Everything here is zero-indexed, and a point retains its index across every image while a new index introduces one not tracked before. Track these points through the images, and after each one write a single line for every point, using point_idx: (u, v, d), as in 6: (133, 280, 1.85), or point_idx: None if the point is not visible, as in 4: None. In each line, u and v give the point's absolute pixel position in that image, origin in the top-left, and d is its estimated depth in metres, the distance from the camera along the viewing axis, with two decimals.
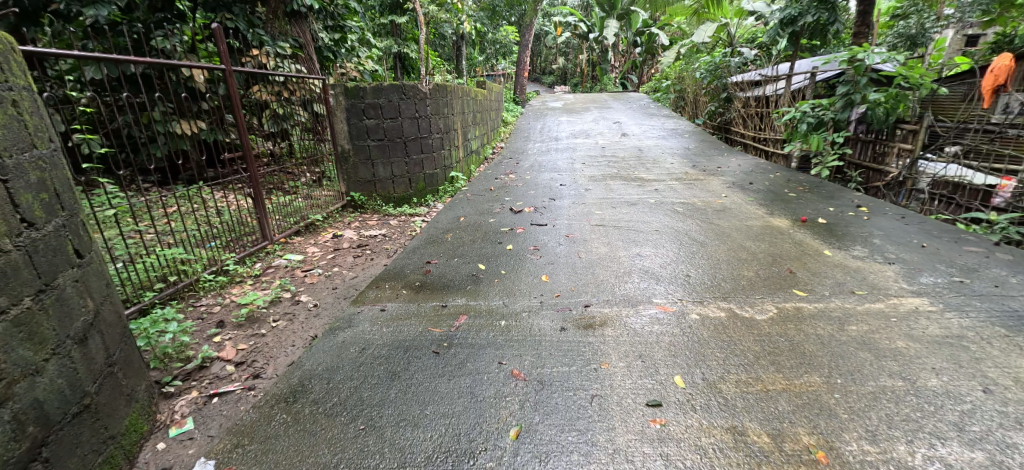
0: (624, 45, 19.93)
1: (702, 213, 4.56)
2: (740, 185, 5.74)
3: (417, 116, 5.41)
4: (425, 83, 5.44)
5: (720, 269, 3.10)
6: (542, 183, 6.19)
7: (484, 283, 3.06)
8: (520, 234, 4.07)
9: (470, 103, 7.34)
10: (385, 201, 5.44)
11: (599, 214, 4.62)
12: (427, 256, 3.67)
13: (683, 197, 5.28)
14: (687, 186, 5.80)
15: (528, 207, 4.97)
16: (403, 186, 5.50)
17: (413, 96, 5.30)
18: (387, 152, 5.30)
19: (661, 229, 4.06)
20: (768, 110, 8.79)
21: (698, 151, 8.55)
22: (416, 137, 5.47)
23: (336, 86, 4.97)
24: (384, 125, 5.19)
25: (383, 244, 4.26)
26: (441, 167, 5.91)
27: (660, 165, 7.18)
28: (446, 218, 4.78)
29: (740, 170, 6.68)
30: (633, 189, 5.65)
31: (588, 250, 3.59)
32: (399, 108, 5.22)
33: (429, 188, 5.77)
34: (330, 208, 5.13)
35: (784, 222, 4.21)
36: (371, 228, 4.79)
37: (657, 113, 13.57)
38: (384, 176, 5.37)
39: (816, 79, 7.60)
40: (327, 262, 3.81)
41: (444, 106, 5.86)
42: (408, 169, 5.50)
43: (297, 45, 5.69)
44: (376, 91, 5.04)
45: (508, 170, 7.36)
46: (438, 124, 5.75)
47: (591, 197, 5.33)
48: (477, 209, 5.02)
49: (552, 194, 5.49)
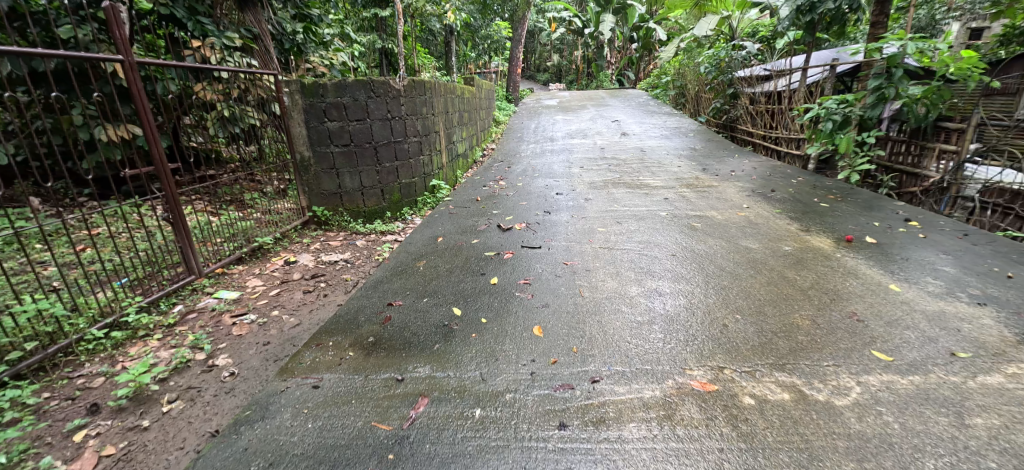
0: (621, 40, 19.18)
1: (722, 229, 3.86)
2: (759, 192, 5.05)
3: (391, 118, 4.67)
4: (401, 79, 4.73)
5: (765, 315, 2.39)
6: (536, 192, 5.45)
7: (456, 340, 2.32)
8: (508, 261, 3.34)
9: (455, 102, 6.58)
10: (353, 216, 4.70)
11: (603, 231, 3.89)
12: (390, 294, 2.92)
13: (697, 208, 4.57)
14: (700, 194, 5.10)
15: (519, 223, 4.24)
16: (374, 198, 4.76)
17: (384, 95, 4.56)
18: (354, 160, 4.56)
19: (679, 253, 3.35)
20: (780, 107, 8.09)
21: (707, 152, 7.83)
22: (390, 142, 4.73)
23: (291, 84, 4.23)
24: (350, 129, 4.44)
25: (342, 274, 3.53)
26: (421, 175, 5.17)
27: (666, 169, 6.46)
28: (421, 238, 4.04)
29: (756, 174, 5.97)
30: (640, 199, 4.92)
31: (591, 285, 2.86)
32: (368, 109, 4.48)
33: (405, 199, 5.02)
34: (287, 226, 4.39)
35: (826, 242, 3.51)
36: (333, 251, 4.06)
37: (657, 110, 12.83)
38: (352, 188, 4.63)
39: (836, 72, 6.91)
40: (268, 301, 3.08)
41: (424, 105, 5.13)
42: (380, 179, 4.75)
43: (251, 36, 4.96)
44: (339, 88, 4.31)
45: (498, 176, 6.60)
46: (416, 125, 5.00)
47: (592, 209, 4.60)
48: (459, 226, 4.28)
49: (548, 206, 4.76)
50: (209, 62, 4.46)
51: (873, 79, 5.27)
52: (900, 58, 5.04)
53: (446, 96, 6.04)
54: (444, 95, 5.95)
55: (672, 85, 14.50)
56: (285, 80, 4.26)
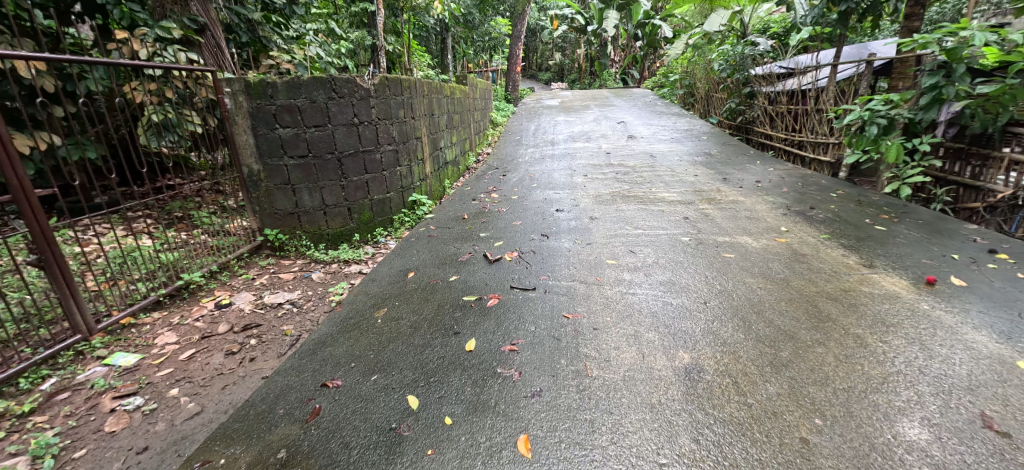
0: (625, 38, 18.31)
1: (762, 262, 3.09)
2: (796, 209, 4.28)
3: (358, 122, 3.89)
4: (371, 77, 3.96)
5: (859, 423, 1.64)
6: (533, 208, 4.67)
7: (402, 464, 1.60)
8: (491, 311, 2.58)
9: (441, 104, 5.80)
10: (314, 240, 3.95)
11: (613, 266, 3.12)
12: (328, 366, 2.16)
13: (725, 230, 3.80)
14: (725, 211, 4.32)
15: (509, 252, 3.47)
16: (339, 218, 4.00)
17: (349, 96, 3.79)
18: (314, 174, 3.80)
19: (713, 297, 2.60)
20: (806, 107, 7.28)
21: (724, 159, 7.04)
22: (358, 152, 3.96)
23: (232, 83, 3.49)
24: (307, 137, 3.68)
25: (282, 325, 2.78)
26: (397, 189, 4.40)
27: (682, 179, 5.68)
28: (388, 272, 3.28)
29: (787, 185, 5.18)
30: (655, 217, 4.15)
31: (600, 356, 2.10)
32: (329, 112, 3.71)
33: (379, 219, 4.25)
34: (230, 254, 3.64)
35: (900, 284, 2.74)
36: (280, 287, 3.30)
37: (664, 111, 12.04)
38: (311, 207, 3.87)
39: (873, 67, 6.14)
40: (172, 372, 2.34)
41: (401, 108, 4.36)
42: (347, 195, 3.98)
43: (196, 27, 4.24)
44: (292, 88, 3.55)
45: (490, 187, 5.83)
46: (390, 132, 4.23)
47: (599, 233, 3.83)
48: (437, 256, 3.52)
49: (546, 228, 3.99)
50: (137, 56, 3.71)
51: (928, 77, 4.48)
52: (963, 52, 4.26)
53: (429, 97, 5.26)
54: (427, 96, 5.17)
55: (680, 84, 13.67)
56: (225, 79, 3.51)
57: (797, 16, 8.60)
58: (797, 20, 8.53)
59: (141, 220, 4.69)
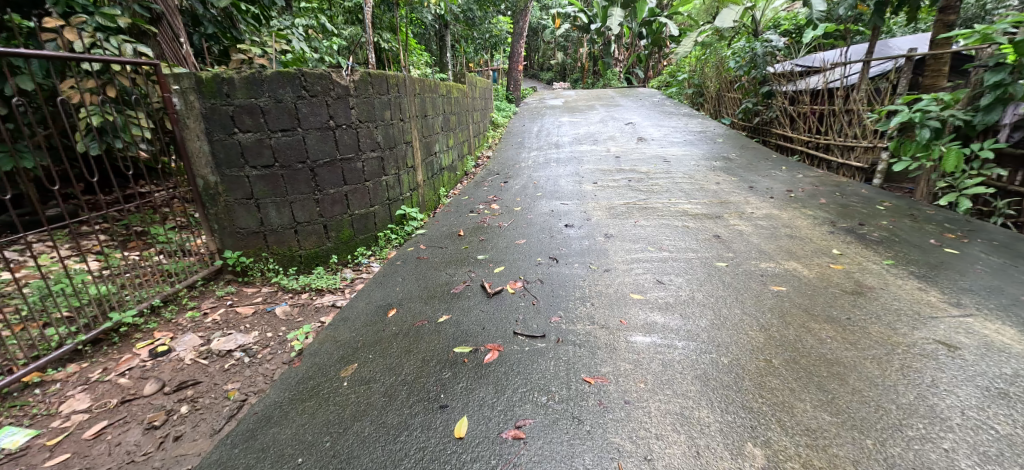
0: (629, 36, 17.70)
1: (822, 299, 2.52)
2: (843, 225, 3.70)
3: (334, 125, 3.31)
4: (351, 72, 3.38)
5: None
6: (539, 222, 4.09)
7: None
8: (489, 370, 2.01)
9: (436, 104, 5.22)
10: (283, 263, 3.38)
11: (639, 303, 2.55)
12: (267, 461, 1.64)
13: (767, 251, 3.23)
14: (762, 227, 3.74)
15: (512, 282, 2.89)
16: (314, 238, 3.42)
17: (323, 94, 3.21)
18: (281, 186, 3.22)
19: (775, 352, 2.02)
20: (833, 106, 6.68)
21: (745, 164, 6.46)
22: (335, 160, 3.38)
23: (180, 79, 2.94)
24: (273, 143, 3.11)
25: (226, 384, 2.22)
26: (382, 202, 3.81)
27: (704, 188, 5.11)
28: (364, 308, 2.70)
29: (824, 196, 4.60)
30: (682, 235, 3.57)
31: (637, 450, 1.57)
32: (298, 114, 3.13)
33: (361, 237, 3.67)
34: (180, 283, 3.09)
35: (1009, 332, 2.17)
36: (235, 327, 2.73)
37: (673, 111, 11.45)
38: (279, 225, 3.29)
39: (914, 63, 5.54)
40: (65, 460, 1.84)
41: (387, 109, 3.77)
42: (322, 210, 3.41)
43: (150, 16, 3.68)
44: (252, 86, 2.97)
45: (490, 196, 5.26)
46: (373, 136, 3.65)
47: (618, 255, 3.24)
48: (425, 286, 2.94)
49: (555, 249, 3.41)
50: (73, 49, 3.15)
51: (991, 74, 3.91)
52: None
53: (422, 97, 4.68)
54: (419, 95, 4.60)
55: (689, 83, 13.06)
56: (173, 74, 2.97)
57: (814, 12, 8.08)
58: (815, 15, 8.01)
59: (95, 236, 4.15)
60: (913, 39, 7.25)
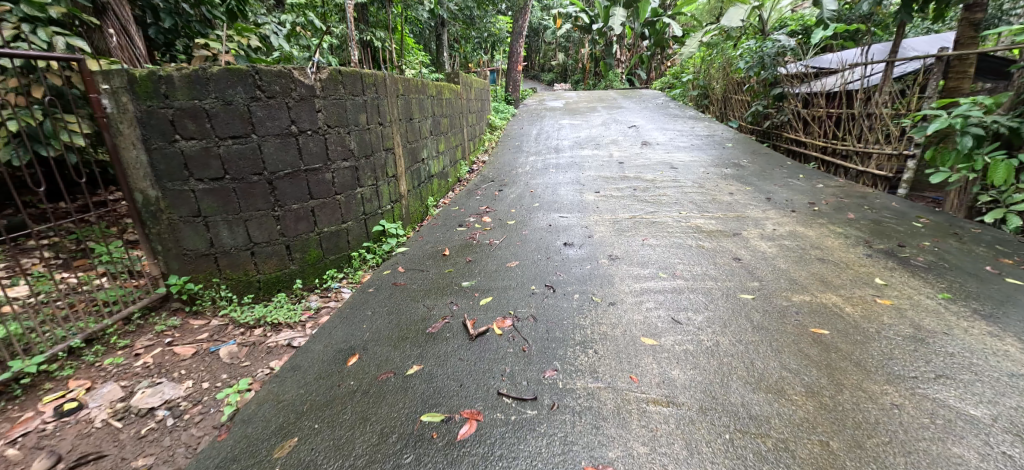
0: (631, 37, 17.21)
1: (874, 347, 2.08)
2: (880, 247, 3.26)
3: (297, 131, 2.85)
4: (317, 69, 2.92)
5: None
6: (535, 239, 3.63)
7: None
8: (461, 454, 1.59)
9: (424, 106, 4.76)
10: (238, 290, 2.93)
11: (652, 351, 2.10)
12: None
13: (798, 279, 2.79)
14: (787, 247, 3.30)
15: (501, 319, 2.43)
16: (274, 260, 2.97)
17: (282, 95, 2.76)
18: (234, 202, 2.77)
19: (833, 429, 1.63)
20: (853, 110, 6.23)
21: (759, 171, 6.01)
22: (298, 170, 2.92)
23: (110, 77, 2.49)
24: (222, 151, 2.65)
25: (137, 459, 1.80)
26: (357, 217, 3.36)
27: (716, 199, 4.67)
28: (322, 351, 2.25)
29: (851, 210, 4.16)
30: (697, 258, 3.13)
31: None
32: (252, 119, 2.68)
33: (331, 258, 3.22)
34: (113, 316, 2.65)
35: None
36: (167, 373, 2.30)
37: (679, 113, 10.99)
38: (232, 246, 2.85)
39: (946, 63, 5.06)
40: None
41: (362, 112, 3.32)
42: (283, 229, 2.95)
43: (92, 7, 3.18)
44: (194, 85, 2.53)
45: (483, 207, 4.81)
46: (345, 143, 3.19)
47: (625, 283, 2.79)
48: (399, 322, 2.48)
49: (552, 275, 2.95)
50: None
51: None
52: None
53: (406, 98, 4.23)
54: (403, 96, 4.14)
55: (693, 85, 12.59)
56: (103, 71, 2.52)
57: (825, 11, 7.61)
58: (825, 14, 7.57)
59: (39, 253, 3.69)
60: (924, 41, 6.94)
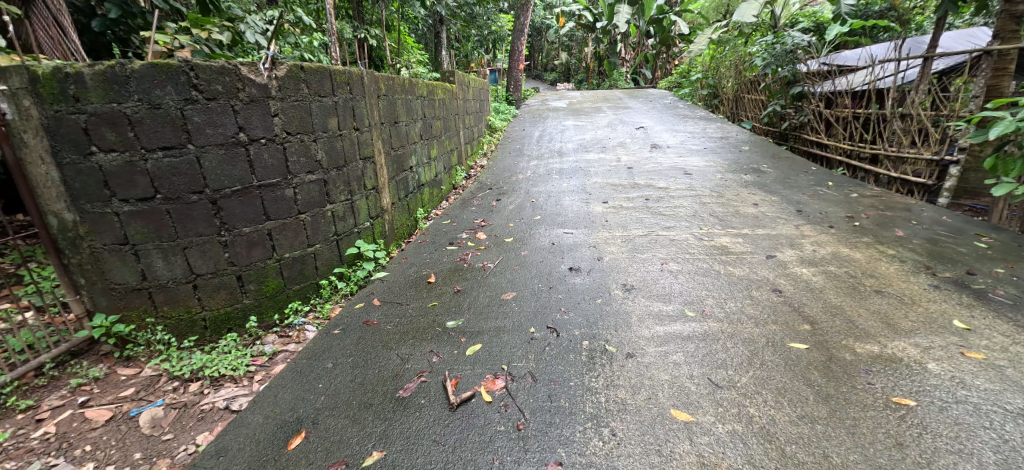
0: (636, 35, 16.63)
1: (985, 432, 1.61)
2: (946, 275, 2.76)
3: (246, 140, 2.36)
4: (272, 65, 2.42)
5: None
6: (536, 263, 3.12)
7: None
8: None
9: (413, 108, 4.26)
10: (180, 331, 2.44)
11: (688, 434, 1.62)
12: None
13: (856, 320, 2.29)
14: (834, 276, 2.79)
15: (492, 378, 1.94)
16: (222, 294, 2.47)
17: (226, 96, 2.26)
18: (169, 227, 2.27)
19: None
20: (884, 110, 5.69)
21: (782, 177, 5.49)
22: (249, 187, 2.42)
23: (8, 75, 2.00)
24: (150, 166, 2.16)
25: None
26: (326, 239, 2.86)
27: (740, 211, 4.17)
28: (261, 426, 1.78)
29: (898, 226, 3.65)
30: (728, 290, 2.63)
31: None
32: (187, 126, 2.19)
33: (294, 288, 2.72)
34: (17, 367, 2.16)
35: None
36: (66, 452, 1.85)
37: (688, 114, 10.45)
38: (170, 279, 2.35)
39: (995, 59, 4.52)
40: None
41: (331, 115, 2.81)
42: (233, 257, 2.45)
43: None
44: (112, 84, 2.04)
45: (477, 220, 4.30)
46: (310, 152, 2.68)
47: (644, 326, 2.28)
48: (365, 380, 1.99)
49: (556, 312, 2.44)
50: None
51: None
52: None
53: (391, 99, 3.72)
54: (387, 97, 3.63)
55: (702, 84, 12.04)
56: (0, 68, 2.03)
57: (843, 6, 7.13)
58: (844, 10, 7.08)
59: None
60: (954, 38, 6.43)
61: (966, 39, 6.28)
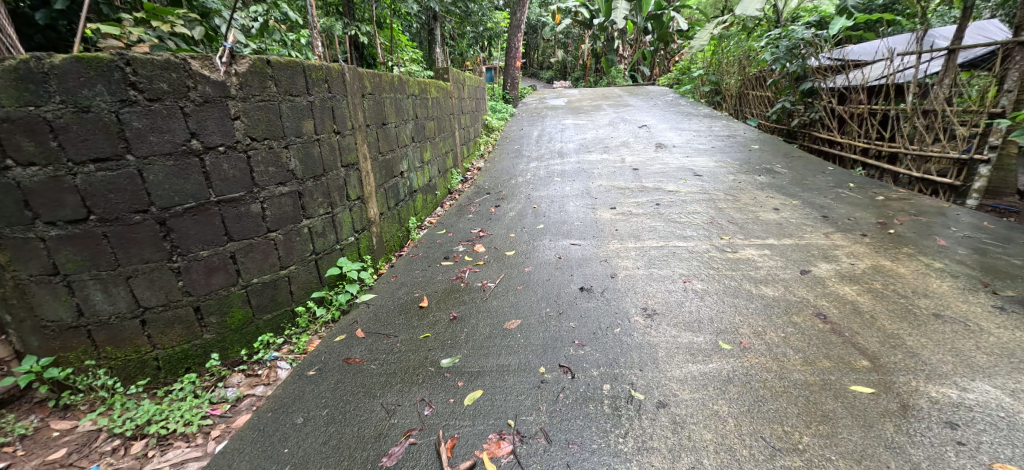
0: (634, 31, 16.26)
1: None
2: (1009, 294, 2.42)
3: (200, 148, 1.99)
4: (232, 58, 2.06)
5: None
6: (542, 282, 2.76)
7: None
8: None
9: (403, 108, 3.88)
10: (128, 374, 2.07)
11: None
12: None
13: (921, 353, 1.94)
14: (883, 294, 2.45)
15: (498, 441, 1.60)
16: (178, 328, 2.11)
17: (172, 96, 1.90)
18: (108, 253, 1.91)
19: None
20: (906, 106, 5.35)
21: (798, 179, 5.16)
22: (206, 203, 2.05)
23: None
24: (81, 182, 1.80)
25: None
26: (303, 259, 2.50)
27: (761, 217, 3.83)
28: None
29: (938, 233, 3.31)
30: (763, 314, 2.28)
31: None
32: (126, 132, 1.83)
33: (265, 318, 2.36)
34: None
35: None
36: None
37: (691, 112, 10.10)
38: (113, 314, 1.98)
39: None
40: None
41: (306, 117, 2.44)
42: (188, 286, 2.09)
43: None
44: (27, 83, 1.68)
45: (475, 230, 3.93)
46: (281, 161, 2.32)
47: (674, 364, 1.93)
48: (343, 442, 1.65)
49: (569, 347, 2.09)
50: None
51: None
52: None
53: (378, 98, 3.35)
54: (373, 96, 3.26)
55: (704, 80, 11.71)
56: None
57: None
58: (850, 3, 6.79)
59: None
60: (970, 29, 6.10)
61: (981, 29, 5.95)
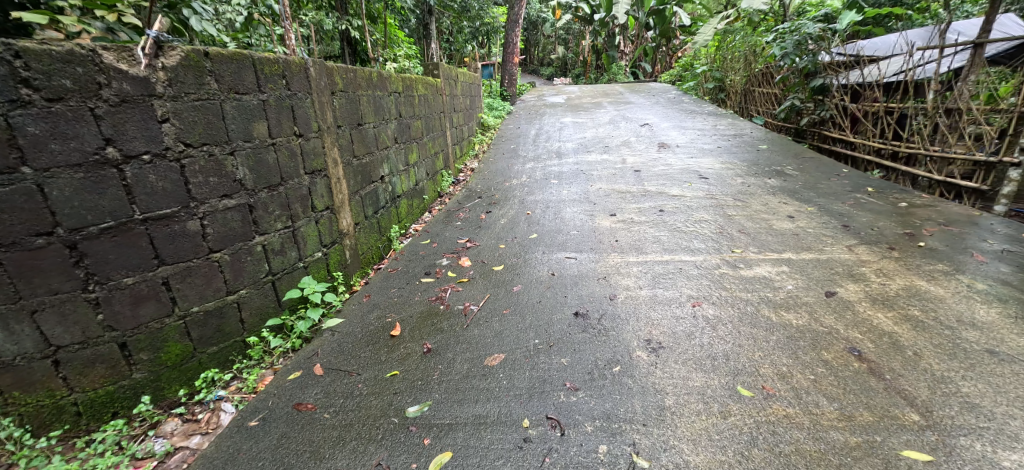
0: (635, 27, 15.87)
1: None
2: None
3: (119, 157, 1.68)
4: (158, 50, 1.75)
5: None
6: (532, 305, 2.44)
7: None
8: None
9: (383, 106, 3.56)
10: (39, 425, 1.71)
11: None
12: None
13: (975, 402, 1.64)
14: (921, 322, 2.13)
15: None
16: (99, 369, 1.77)
17: (79, 95, 1.58)
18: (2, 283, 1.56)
19: None
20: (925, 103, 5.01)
21: (812, 182, 4.83)
22: (128, 222, 1.73)
23: None
24: None
25: None
26: (256, 282, 2.18)
27: (774, 226, 3.50)
28: None
29: (972, 246, 2.99)
30: (785, 347, 1.96)
31: None
32: (19, 138, 1.50)
33: (209, 352, 2.04)
34: None
35: None
36: None
37: (694, 109, 9.73)
38: (14, 355, 1.62)
39: None
40: None
41: (257, 119, 2.12)
42: (110, 319, 1.76)
43: None
44: None
45: (462, 240, 3.61)
46: (225, 170, 2.00)
47: (685, 417, 1.62)
48: None
49: (559, 391, 1.77)
50: None
51: None
52: None
53: (352, 97, 3.02)
54: (346, 94, 2.93)
55: (707, 76, 11.36)
56: None
57: None
58: None
59: None
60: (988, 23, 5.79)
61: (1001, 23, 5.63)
